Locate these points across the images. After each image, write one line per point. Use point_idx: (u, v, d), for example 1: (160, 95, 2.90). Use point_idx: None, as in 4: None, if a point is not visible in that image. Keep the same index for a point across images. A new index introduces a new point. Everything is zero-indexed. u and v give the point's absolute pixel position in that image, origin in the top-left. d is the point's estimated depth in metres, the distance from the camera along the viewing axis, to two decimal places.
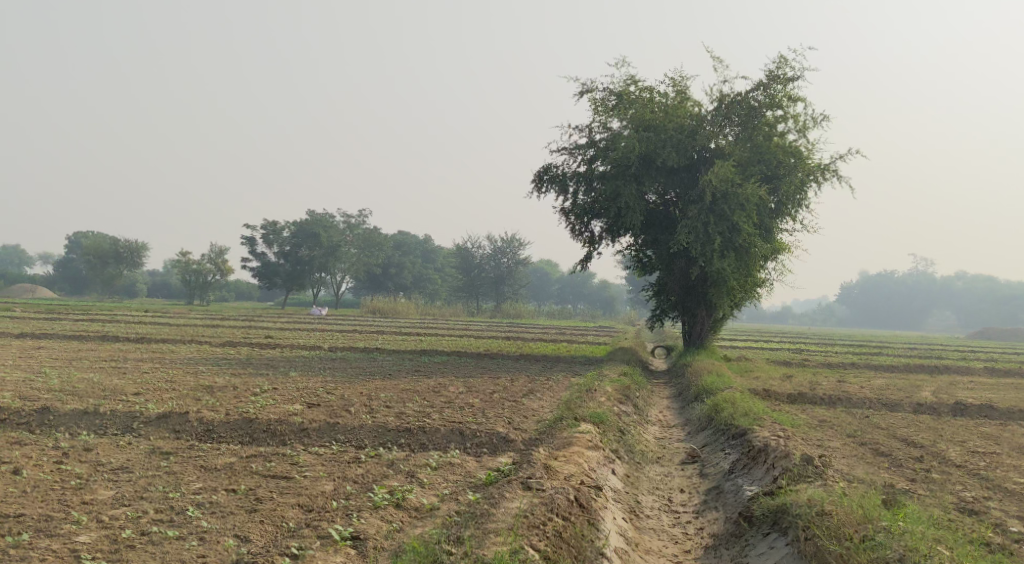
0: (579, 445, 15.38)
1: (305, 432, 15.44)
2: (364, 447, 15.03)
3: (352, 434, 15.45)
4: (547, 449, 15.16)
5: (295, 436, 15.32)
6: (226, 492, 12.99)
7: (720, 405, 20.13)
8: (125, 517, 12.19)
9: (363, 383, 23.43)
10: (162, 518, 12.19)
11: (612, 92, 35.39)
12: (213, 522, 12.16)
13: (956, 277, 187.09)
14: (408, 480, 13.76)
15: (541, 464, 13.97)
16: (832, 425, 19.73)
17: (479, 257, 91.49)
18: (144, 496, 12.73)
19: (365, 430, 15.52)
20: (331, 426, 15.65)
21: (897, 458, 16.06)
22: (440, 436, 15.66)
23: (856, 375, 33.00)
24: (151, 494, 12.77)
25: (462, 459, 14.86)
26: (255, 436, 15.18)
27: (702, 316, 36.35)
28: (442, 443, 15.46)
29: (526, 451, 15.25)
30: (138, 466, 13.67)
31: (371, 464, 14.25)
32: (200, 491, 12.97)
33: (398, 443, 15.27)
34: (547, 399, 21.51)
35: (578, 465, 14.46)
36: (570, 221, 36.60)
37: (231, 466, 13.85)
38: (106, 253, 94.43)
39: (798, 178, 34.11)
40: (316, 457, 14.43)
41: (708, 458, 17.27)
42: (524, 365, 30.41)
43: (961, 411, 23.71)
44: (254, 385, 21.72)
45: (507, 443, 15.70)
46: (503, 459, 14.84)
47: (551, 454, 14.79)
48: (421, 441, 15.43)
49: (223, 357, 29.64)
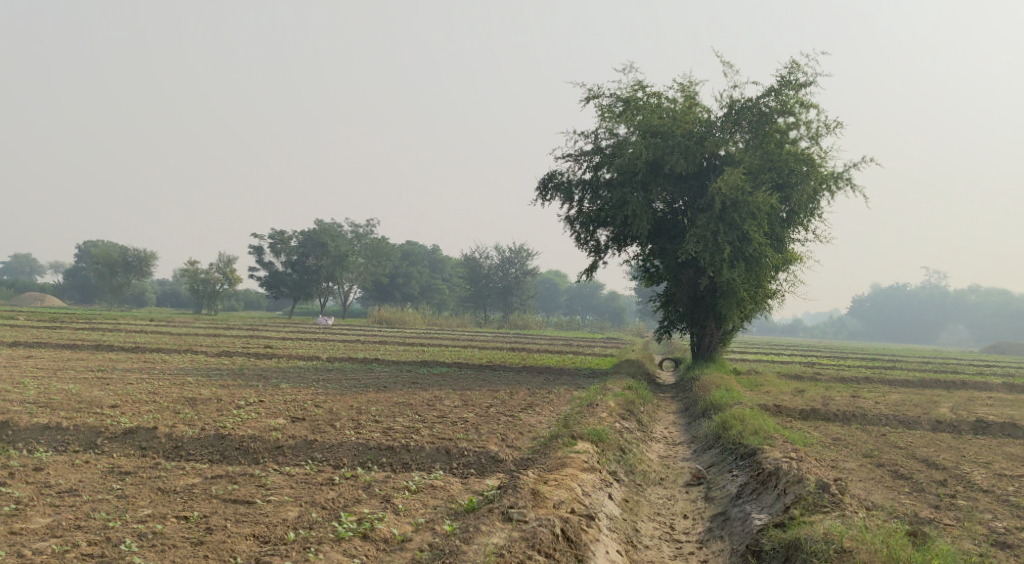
0: (573, 468, 14.39)
1: (281, 449, 14.53)
2: (341, 466, 14.11)
3: (330, 452, 14.53)
4: (538, 471, 14.17)
5: (269, 454, 14.41)
6: (176, 521, 12.06)
7: (728, 423, 19.12)
8: (51, 551, 11.28)
9: (356, 395, 22.50)
10: (93, 553, 11.29)
11: (619, 97, 34.45)
12: (149, 558, 11.25)
13: (969, 290, 185.56)
14: (382, 506, 12.80)
15: (528, 490, 12.98)
16: (847, 444, 18.74)
17: (487, 267, 90.20)
18: (83, 525, 11.82)
19: (344, 447, 14.60)
20: (309, 443, 14.74)
21: (919, 482, 15.02)
22: (425, 455, 14.71)
23: (870, 390, 31.92)
24: (90, 524, 11.86)
25: (446, 481, 13.90)
26: (226, 454, 14.28)
27: (712, 329, 35.37)
28: (426, 463, 14.52)
29: (515, 473, 14.28)
30: (87, 488, 12.78)
31: (345, 487, 13.30)
32: (148, 519, 12.05)
33: (379, 463, 14.36)
34: (546, 414, 20.54)
35: (569, 489, 13.48)
36: (574, 229, 35.66)
37: (189, 489, 12.92)
38: (115, 261, 93.74)
39: (810, 186, 33.08)
40: (288, 478, 13.50)
41: (715, 480, 16.26)
42: (525, 379, 29.47)
43: (982, 429, 22.67)
44: (241, 396, 20.81)
45: (497, 464, 14.75)
46: (490, 483, 13.87)
47: (542, 476, 13.79)
48: (404, 461, 14.49)
49: (215, 367, 28.78)
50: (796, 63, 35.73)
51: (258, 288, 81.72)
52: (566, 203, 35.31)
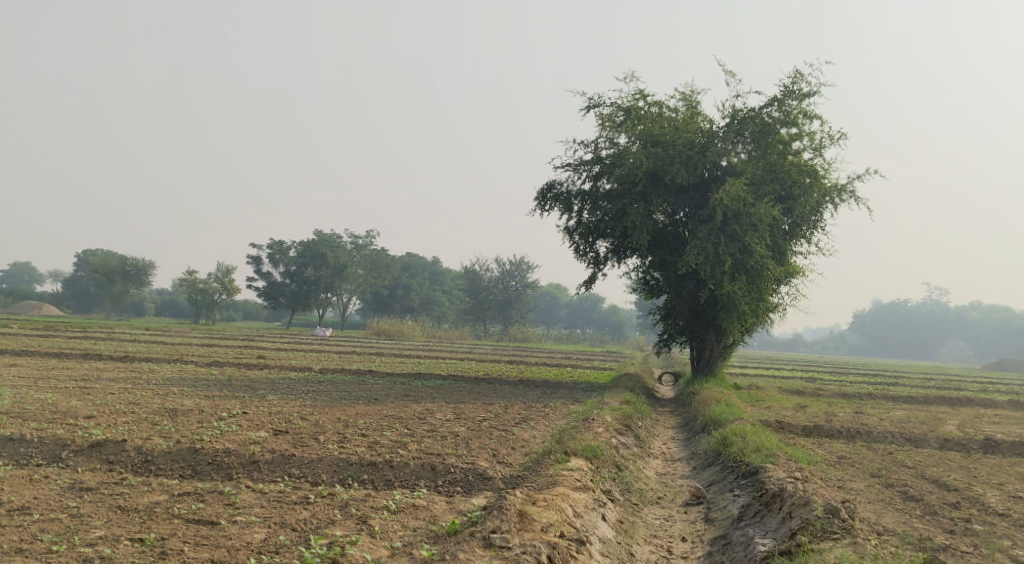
0: (565, 486, 13.68)
1: (257, 464, 13.83)
2: (319, 484, 13.43)
3: (308, 468, 13.84)
4: (527, 490, 13.47)
5: (244, 468, 13.72)
6: (129, 544, 11.36)
7: (729, 440, 18.40)
8: None
9: (345, 408, 21.79)
10: None
11: (620, 106, 33.82)
12: None
13: (969, 307, 184.80)
14: (357, 529, 12.11)
15: (515, 512, 12.26)
16: (854, 463, 18.04)
17: (487, 280, 89.52)
18: (26, 548, 11.13)
19: (323, 462, 13.90)
20: (288, 458, 14.05)
21: (931, 505, 14.31)
22: (409, 472, 14.01)
23: (874, 406, 31.20)
24: (34, 546, 11.18)
25: (429, 501, 13.21)
26: (197, 469, 13.61)
27: (712, 342, 34.70)
28: (410, 481, 13.83)
29: (503, 492, 13.58)
30: (41, 506, 12.11)
31: (320, 506, 12.62)
32: (99, 542, 11.35)
33: (360, 480, 13.67)
34: (541, 428, 19.82)
35: (559, 510, 12.77)
36: (573, 240, 35.01)
37: (151, 508, 12.23)
38: (114, 270, 93.01)
39: (813, 198, 32.50)
40: (259, 496, 12.80)
41: (715, 500, 15.52)
42: (521, 391, 28.77)
43: (991, 448, 21.97)
44: (226, 407, 20.10)
45: (485, 482, 14.06)
46: (475, 503, 13.17)
47: (530, 496, 13.09)
48: (386, 478, 13.79)
49: (202, 377, 28.09)
50: (800, 73, 35.15)
51: (257, 298, 81.01)
52: (566, 213, 34.64)
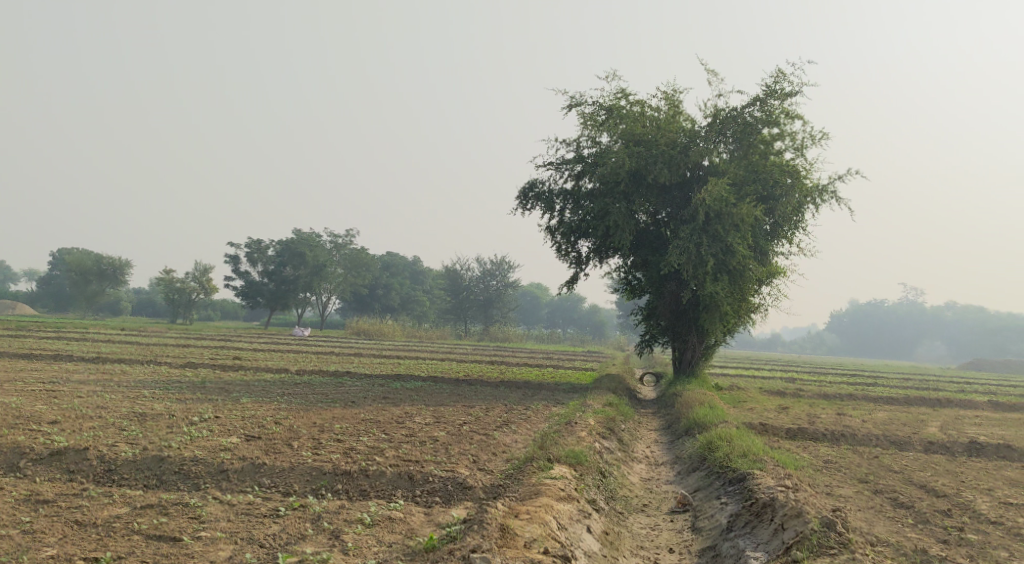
0: (548, 497, 13.22)
1: (225, 473, 13.31)
2: (291, 494, 12.94)
3: (279, 478, 13.33)
4: (508, 500, 13.01)
5: (212, 478, 13.22)
6: None
7: (714, 444, 17.98)
8: None
9: (322, 411, 21.23)
10: None
11: (602, 105, 33.41)
12: None
13: (945, 307, 185.93)
14: (329, 545, 11.66)
15: (497, 525, 11.80)
16: (840, 467, 17.68)
17: (468, 279, 88.97)
18: None
19: (295, 471, 13.39)
20: (258, 466, 13.53)
21: (923, 512, 13.95)
22: (385, 481, 13.52)
23: (857, 407, 30.91)
24: None
25: (406, 513, 12.76)
26: (163, 478, 13.10)
27: (694, 343, 34.36)
28: (387, 491, 13.34)
29: (483, 503, 13.12)
30: None
31: (291, 520, 12.14)
32: (51, 562, 10.89)
33: (334, 490, 13.19)
34: (523, 432, 19.33)
35: (543, 523, 12.32)
36: (555, 240, 34.56)
37: (110, 523, 11.76)
38: (89, 269, 91.83)
39: (795, 199, 32.25)
40: (226, 509, 12.31)
41: (702, 508, 15.11)
42: (502, 393, 28.31)
43: (976, 451, 21.68)
44: (197, 411, 19.52)
45: (465, 491, 13.60)
46: (455, 514, 12.72)
47: (513, 507, 12.62)
48: (361, 488, 13.29)
49: (175, 379, 27.45)
50: (782, 72, 34.85)
51: (235, 297, 80.10)
52: (548, 213, 34.20)
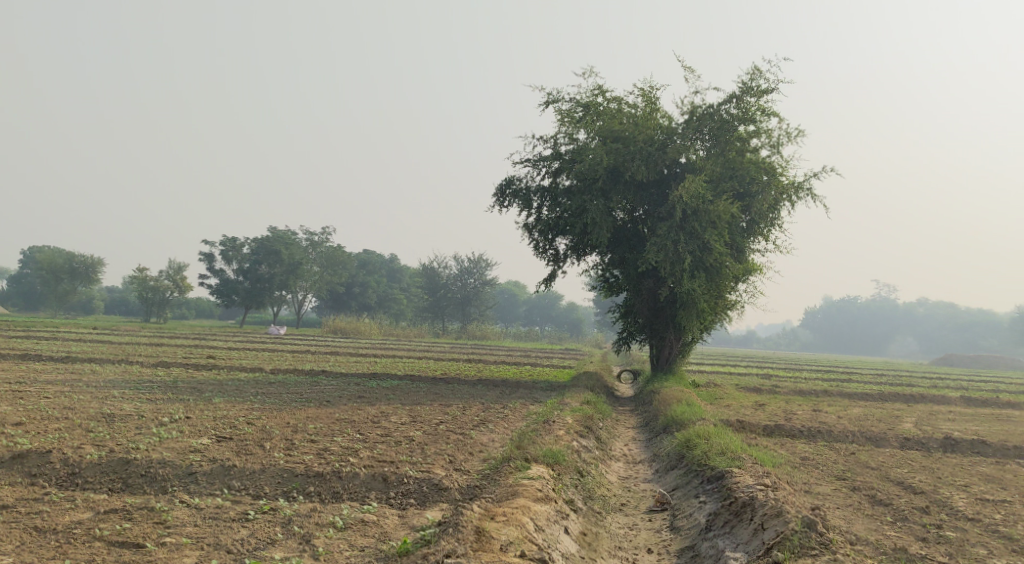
0: (525, 498, 13.02)
1: (193, 476, 13.03)
2: (262, 497, 12.68)
3: (250, 480, 13.06)
4: (484, 502, 12.80)
5: (180, 481, 12.93)
6: None
7: (692, 442, 17.83)
8: None
9: (295, 411, 20.93)
10: None
11: (579, 102, 33.25)
12: None
13: (917, 304, 187.36)
14: (299, 551, 11.41)
15: (472, 529, 11.59)
16: (818, 464, 17.59)
17: (445, 277, 88.66)
18: None
19: (266, 473, 13.13)
20: (228, 468, 13.24)
21: (901, 510, 13.84)
22: (359, 483, 13.27)
23: (833, 403, 30.91)
24: None
25: (380, 516, 12.53)
26: (129, 482, 12.81)
27: (671, 340, 34.30)
28: (361, 493, 13.09)
29: (458, 504, 12.90)
30: None
31: (260, 524, 11.89)
32: None
33: (306, 492, 12.94)
34: (499, 431, 19.11)
35: (519, 525, 12.11)
36: (533, 237, 34.36)
37: (71, 529, 11.46)
38: (61, 267, 90.72)
39: (771, 196, 32.35)
40: (194, 513, 12.04)
41: (681, 507, 14.97)
42: (479, 392, 28.09)
43: (951, 447, 21.67)
44: (167, 411, 19.17)
45: (440, 492, 13.38)
46: (430, 517, 12.50)
47: (489, 509, 12.42)
48: (334, 490, 13.03)
49: (146, 379, 27.03)
50: (758, 69, 34.85)
51: (209, 296, 79.35)
52: (525, 210, 33.99)
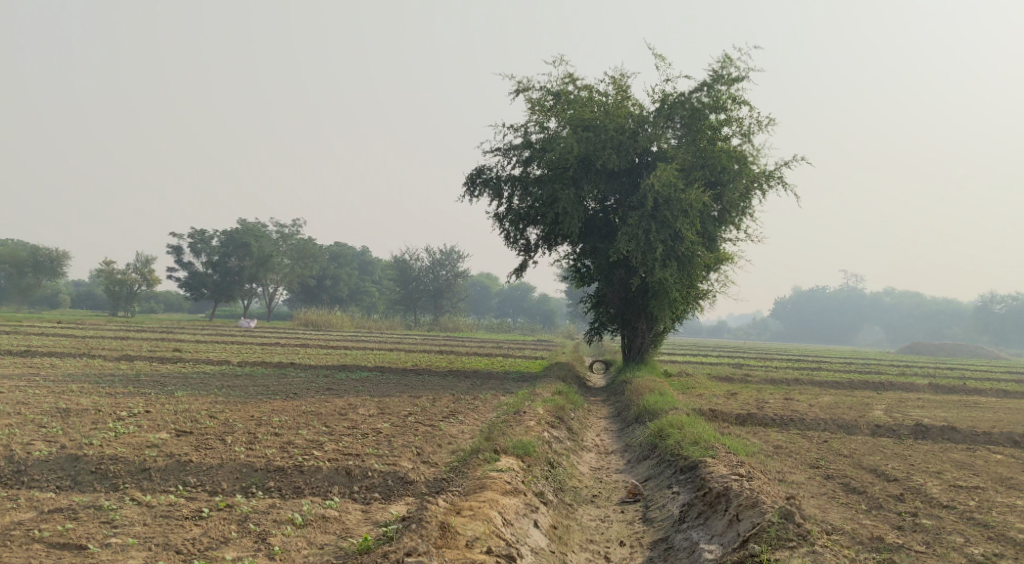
0: (493, 491, 12.65)
1: (147, 471, 12.59)
2: (219, 493, 12.27)
3: (207, 475, 12.63)
4: (451, 495, 12.42)
5: (133, 477, 12.48)
6: None
7: (665, 431, 17.52)
8: None
9: (260, 404, 20.42)
10: None
11: (550, 91, 32.88)
12: None
13: (885, 294, 188.77)
14: (254, 549, 11.00)
15: (436, 525, 11.22)
16: (791, 453, 17.32)
17: (417, 269, 87.87)
18: None
19: (223, 469, 12.70)
20: (183, 464, 12.80)
21: (876, 497, 13.57)
22: (321, 477, 12.85)
23: (804, 392, 30.74)
24: None
25: (342, 511, 12.14)
26: (78, 479, 12.36)
27: (643, 329, 34.06)
28: (323, 488, 12.68)
29: (423, 499, 12.51)
30: None
31: (214, 522, 11.46)
32: None
33: (266, 487, 12.53)
34: (469, 422, 18.71)
35: (486, 520, 11.76)
36: (503, 227, 33.95)
37: (10, 530, 10.99)
38: (25, 261, 89.17)
39: (742, 185, 32.06)
40: (144, 512, 11.59)
41: (653, 498, 14.67)
42: (448, 383, 27.69)
43: (922, 433, 21.47)
44: (127, 406, 18.60)
45: (405, 486, 13.00)
46: (393, 513, 12.13)
47: (455, 503, 12.04)
48: (295, 485, 12.62)
49: (108, 373, 26.38)
50: (729, 57, 34.55)
51: (177, 289, 78.21)
52: (495, 199, 33.59)
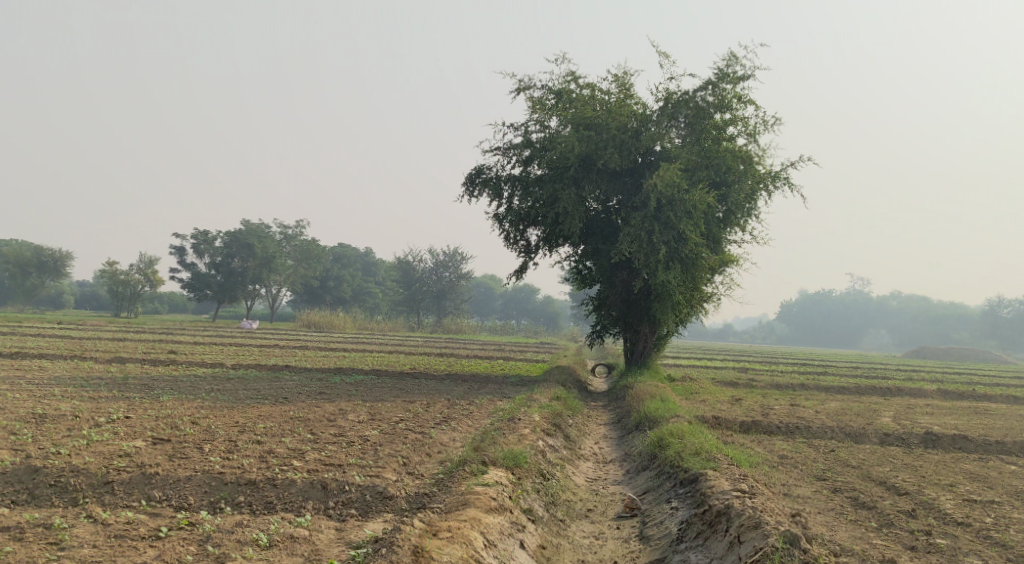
0: (478, 510, 12.03)
1: (110, 486, 12.14)
2: (184, 509, 11.81)
3: (173, 489, 12.16)
4: (432, 514, 11.85)
5: (94, 492, 12.01)
6: None
7: (664, 440, 16.83)
8: None
9: (246, 409, 19.71)
10: None
11: (551, 89, 32.23)
12: None
13: (891, 297, 187.80)
14: None
15: (411, 550, 10.65)
16: (796, 463, 16.62)
17: (421, 270, 87.15)
18: None
19: (190, 483, 12.23)
20: (149, 476, 12.34)
21: (887, 514, 12.85)
22: (295, 491, 12.36)
23: (810, 398, 29.98)
24: None
25: (313, 530, 11.60)
26: (35, 493, 11.88)
27: (646, 333, 33.41)
28: (297, 503, 12.18)
29: (403, 518, 11.92)
30: None
31: (172, 542, 10.94)
32: None
33: (235, 503, 12.04)
34: (461, 430, 18.04)
35: (465, 542, 11.18)
36: (503, 228, 33.26)
37: None
38: (29, 262, 88.54)
39: (747, 185, 31.37)
40: (97, 531, 11.07)
41: (651, 513, 14.02)
42: (445, 387, 27.06)
43: (932, 442, 20.73)
44: (107, 412, 17.95)
45: (384, 501, 12.44)
46: (368, 532, 11.58)
47: (435, 524, 11.46)
48: (266, 500, 12.14)
49: (96, 377, 25.70)
50: (734, 55, 33.85)
51: (180, 290, 77.55)
52: (495, 199, 32.91)
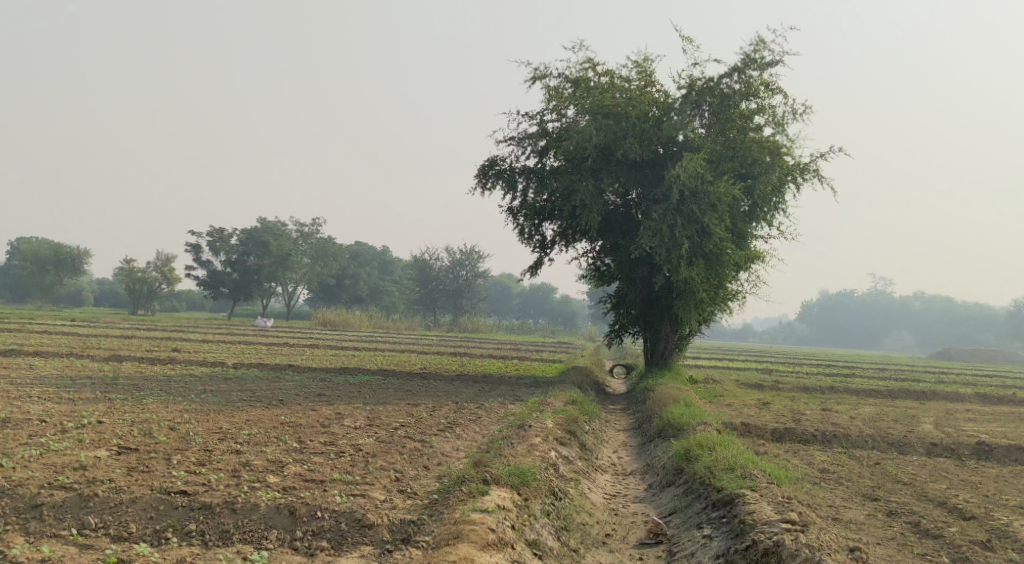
0: (477, 547, 10.46)
1: (40, 510, 10.85)
2: (124, 538, 10.51)
3: (115, 514, 10.86)
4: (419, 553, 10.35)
5: (21, 518, 10.71)
6: None
7: (692, 452, 15.09)
8: None
9: (235, 414, 18.09)
10: None
11: (568, 77, 30.53)
12: None
13: (914, 297, 184.97)
14: None
15: None
16: (840, 479, 14.86)
17: (438, 269, 85.55)
18: None
19: (134, 506, 10.92)
20: (87, 498, 11.04)
21: (957, 546, 11.11)
22: (258, 518, 10.99)
23: (844, 402, 28.13)
24: None
25: None
26: None
27: (666, 332, 31.63)
28: (257, 533, 10.82)
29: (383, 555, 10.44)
30: None
31: None
32: None
33: (185, 530, 10.73)
34: (467, 438, 16.39)
35: None
36: (518, 222, 31.57)
37: None
38: (46, 258, 87.27)
39: (775, 177, 29.50)
40: None
41: (678, 541, 12.40)
42: (453, 389, 25.48)
43: (983, 453, 18.89)
44: (82, 416, 16.39)
45: (362, 532, 11.01)
46: None
47: None
48: (222, 528, 10.80)
49: (87, 378, 24.14)
50: (762, 39, 32.09)
51: (196, 288, 76.24)
52: (509, 192, 31.20)
